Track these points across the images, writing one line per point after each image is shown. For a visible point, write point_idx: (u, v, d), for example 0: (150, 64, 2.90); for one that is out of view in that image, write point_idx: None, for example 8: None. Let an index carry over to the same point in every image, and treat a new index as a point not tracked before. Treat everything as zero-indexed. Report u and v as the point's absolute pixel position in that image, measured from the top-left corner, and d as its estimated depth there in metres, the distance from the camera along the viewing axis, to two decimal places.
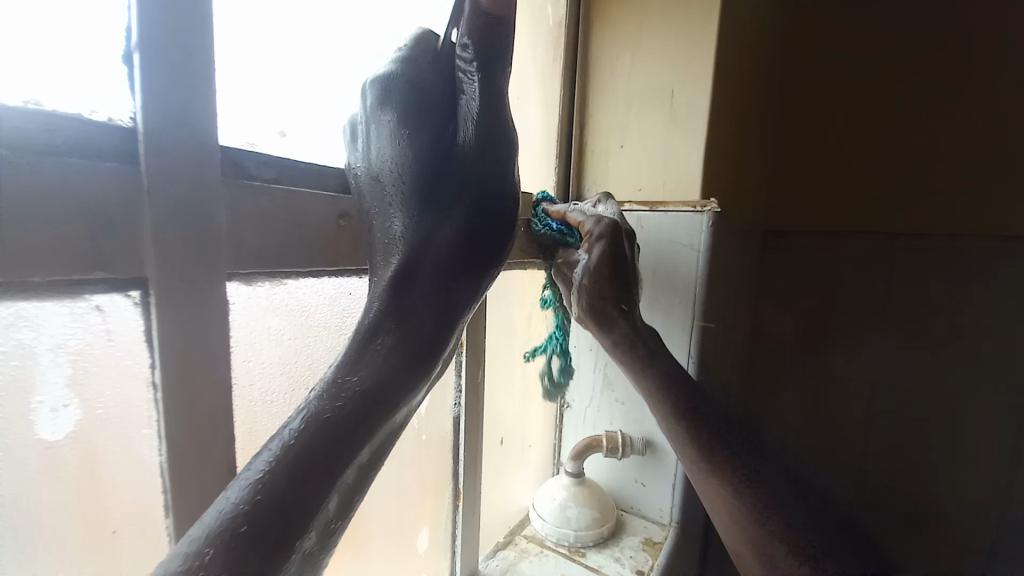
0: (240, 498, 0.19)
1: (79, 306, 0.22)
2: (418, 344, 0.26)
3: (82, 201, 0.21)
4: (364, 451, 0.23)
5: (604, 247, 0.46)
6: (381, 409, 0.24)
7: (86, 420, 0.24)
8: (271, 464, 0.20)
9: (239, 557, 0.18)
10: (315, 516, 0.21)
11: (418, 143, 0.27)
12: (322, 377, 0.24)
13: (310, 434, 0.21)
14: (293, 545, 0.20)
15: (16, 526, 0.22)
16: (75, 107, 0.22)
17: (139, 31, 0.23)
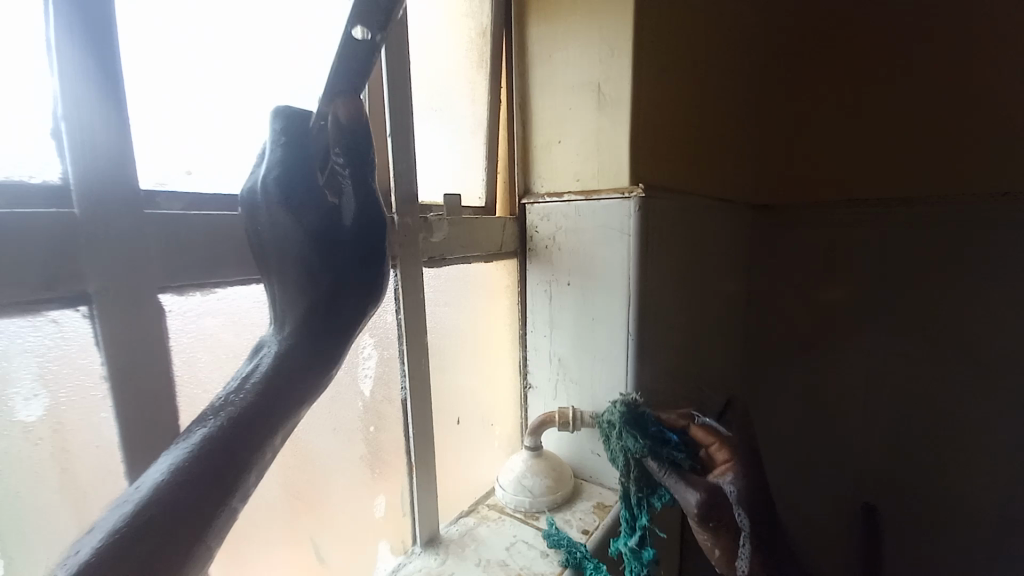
0: (166, 479, 0.28)
1: (39, 319, 0.29)
2: (309, 361, 0.35)
3: (36, 237, 0.27)
4: (267, 441, 0.32)
5: (744, 473, 0.56)
6: (278, 410, 0.33)
7: (60, 406, 0.31)
8: (191, 453, 0.29)
9: (168, 518, 0.27)
10: (225, 492, 0.29)
11: (305, 215, 0.35)
12: (225, 390, 0.32)
13: (222, 432, 0.30)
14: (211, 508, 0.29)
15: (7, 486, 0.29)
16: (14, 173, 0.28)
17: (60, 114, 0.30)
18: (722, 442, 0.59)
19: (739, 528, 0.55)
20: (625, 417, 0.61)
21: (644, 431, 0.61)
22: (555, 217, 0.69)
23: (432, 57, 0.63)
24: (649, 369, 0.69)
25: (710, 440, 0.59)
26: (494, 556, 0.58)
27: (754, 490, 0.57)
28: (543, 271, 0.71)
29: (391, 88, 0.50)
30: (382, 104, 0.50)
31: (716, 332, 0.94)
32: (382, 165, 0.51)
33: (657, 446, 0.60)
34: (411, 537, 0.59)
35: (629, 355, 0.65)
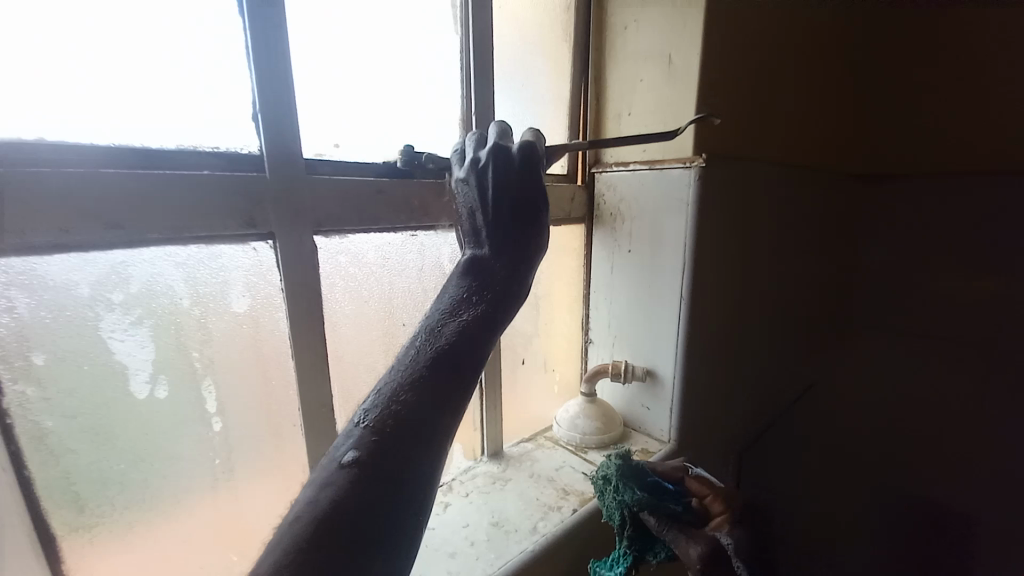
0: (379, 412, 0.34)
1: (246, 246, 0.45)
2: (484, 318, 0.39)
3: (242, 190, 0.43)
4: (457, 388, 0.36)
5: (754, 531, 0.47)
6: (454, 365, 0.36)
7: (256, 307, 0.47)
8: (397, 391, 0.34)
9: (385, 441, 0.32)
10: (426, 426, 0.33)
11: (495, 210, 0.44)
12: (416, 332, 0.38)
13: (419, 371, 0.35)
14: (415, 439, 0.33)
15: (226, 352, 0.46)
16: (235, 145, 0.45)
17: (258, 107, 0.44)
18: (719, 493, 0.51)
19: None
20: (620, 470, 0.55)
21: (641, 484, 0.55)
22: (621, 186, 0.75)
23: (515, 38, 0.71)
24: (701, 331, 0.73)
25: (705, 490, 0.52)
26: (544, 472, 0.69)
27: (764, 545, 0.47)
28: (607, 237, 0.78)
29: (477, 71, 0.60)
30: (468, 87, 0.60)
31: (780, 306, 0.95)
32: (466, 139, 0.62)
33: (654, 501, 0.53)
34: (480, 448, 0.73)
35: (680, 316, 0.70)
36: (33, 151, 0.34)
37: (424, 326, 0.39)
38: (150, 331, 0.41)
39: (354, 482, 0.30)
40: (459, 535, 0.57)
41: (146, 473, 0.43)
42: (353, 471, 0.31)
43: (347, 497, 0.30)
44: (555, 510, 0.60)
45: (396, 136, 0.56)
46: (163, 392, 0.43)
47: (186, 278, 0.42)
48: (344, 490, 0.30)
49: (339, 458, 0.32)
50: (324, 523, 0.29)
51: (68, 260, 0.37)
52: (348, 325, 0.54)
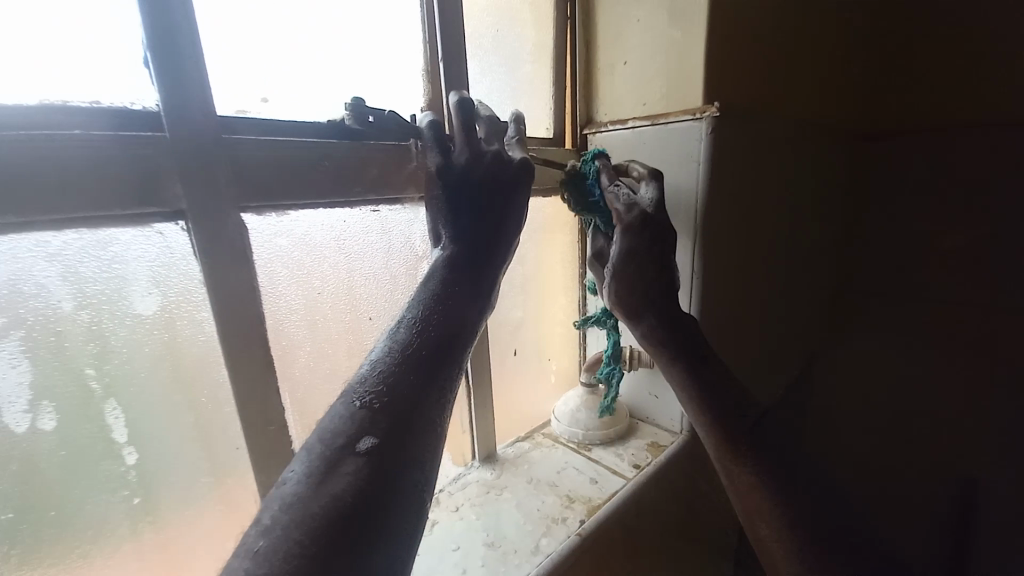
0: (360, 400, 0.32)
1: (147, 230, 0.35)
2: (465, 302, 0.38)
3: (134, 158, 0.32)
4: (447, 373, 0.35)
5: (630, 237, 0.52)
6: (440, 348, 0.35)
7: (169, 308, 0.37)
8: (376, 380, 0.32)
9: (371, 427, 0.30)
10: (416, 411, 0.32)
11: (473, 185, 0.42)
12: (388, 331, 0.36)
13: (398, 356, 0.34)
14: (405, 424, 0.31)
15: (134, 365, 0.36)
16: (124, 100, 0.34)
17: (147, 46, 0.33)
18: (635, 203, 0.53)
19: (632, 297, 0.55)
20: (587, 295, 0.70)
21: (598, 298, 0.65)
22: (618, 147, 0.65)
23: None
24: (715, 310, 0.65)
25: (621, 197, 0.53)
26: (544, 476, 0.61)
27: (646, 262, 0.53)
28: None
29: (441, 4, 0.49)
30: (432, 28, 0.49)
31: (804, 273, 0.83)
32: (434, 92, 0.51)
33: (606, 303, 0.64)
34: (470, 453, 0.64)
35: (691, 292, 0.62)
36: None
37: (393, 325, 0.36)
38: (19, 346, 0.32)
39: (352, 477, 0.28)
40: (448, 563, 0.48)
41: (37, 525, 0.34)
42: (350, 466, 0.28)
43: (351, 487, 0.27)
44: (560, 524, 0.52)
45: (344, 89, 0.46)
46: (49, 423, 0.34)
47: (65, 275, 0.32)
48: (346, 482, 0.28)
49: (325, 459, 0.29)
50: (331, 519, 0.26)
51: None
52: (300, 324, 0.45)
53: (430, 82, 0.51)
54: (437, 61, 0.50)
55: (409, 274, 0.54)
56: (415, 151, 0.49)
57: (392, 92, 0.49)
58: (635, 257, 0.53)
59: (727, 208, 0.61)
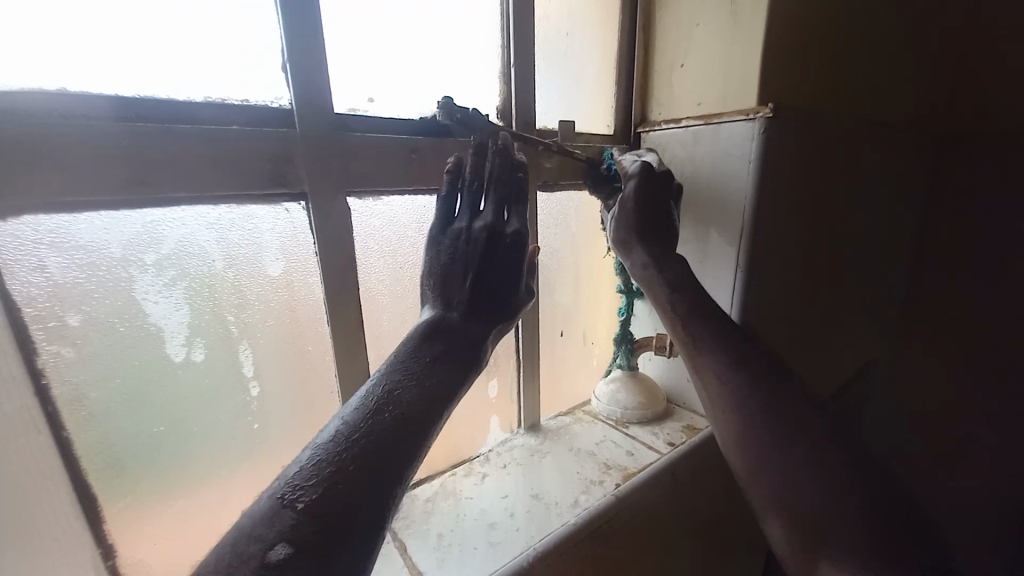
0: (298, 491, 0.30)
1: (278, 208, 0.43)
2: (432, 390, 0.37)
3: (272, 147, 0.41)
4: (399, 469, 0.33)
5: (639, 176, 0.60)
6: (395, 438, 0.33)
7: (290, 271, 0.45)
8: (316, 469, 0.31)
9: (301, 527, 0.28)
10: (355, 511, 0.30)
11: (477, 232, 0.45)
12: (341, 409, 0.35)
13: (347, 442, 0.32)
14: (340, 526, 0.29)
15: (263, 316, 0.45)
16: (267, 99, 0.42)
17: (288, 55, 0.41)
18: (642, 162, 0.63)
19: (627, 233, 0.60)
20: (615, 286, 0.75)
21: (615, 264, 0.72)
22: (672, 145, 0.69)
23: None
24: (760, 304, 0.67)
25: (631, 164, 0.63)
26: (584, 446, 0.67)
27: (647, 198, 0.59)
28: None
29: (517, 13, 0.54)
30: (508, 33, 0.55)
31: None
32: (507, 92, 0.57)
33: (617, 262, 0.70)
34: (517, 420, 0.71)
35: (736, 287, 0.65)
36: (48, 102, 0.32)
37: (377, 377, 0.37)
38: (184, 293, 0.41)
39: (295, 534, 0.28)
40: (497, 506, 0.55)
41: (184, 437, 0.44)
42: (299, 520, 0.29)
43: (295, 544, 0.28)
44: (597, 485, 0.58)
45: (431, 91, 0.52)
46: (200, 355, 0.43)
47: (218, 240, 0.41)
48: (289, 538, 0.28)
49: (279, 506, 0.29)
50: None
51: (100, 218, 0.36)
52: (385, 293, 0.53)
53: (505, 82, 0.56)
54: (510, 65, 0.55)
55: None
56: None
57: (471, 91, 0.55)
58: (637, 194, 0.59)
59: (776, 206, 0.64)
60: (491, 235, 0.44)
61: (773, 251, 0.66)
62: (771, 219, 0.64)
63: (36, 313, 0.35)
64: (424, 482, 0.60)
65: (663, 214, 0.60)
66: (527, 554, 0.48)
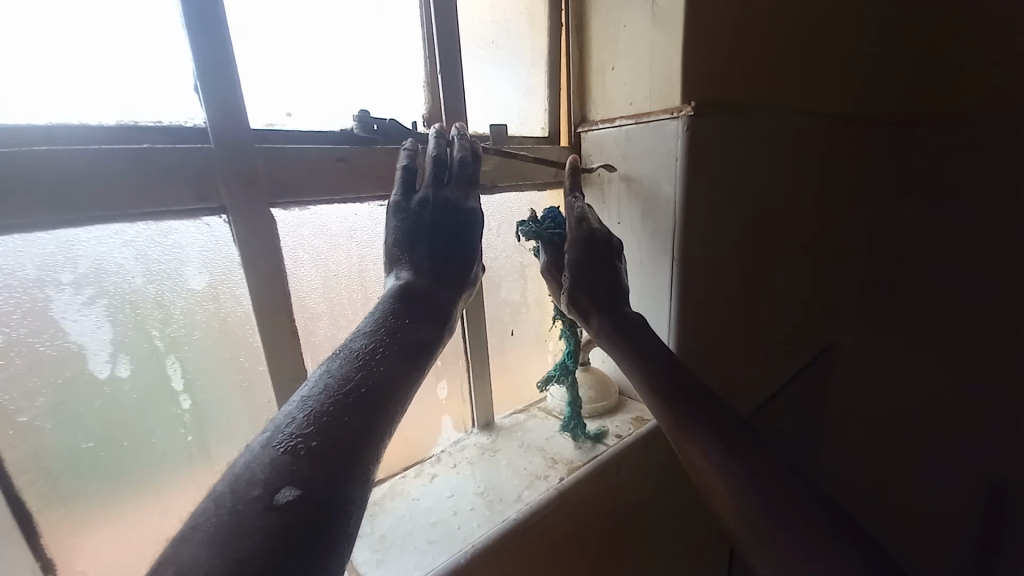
0: (292, 439, 0.30)
1: (198, 222, 0.44)
2: (411, 342, 0.39)
3: (186, 164, 0.41)
4: (389, 411, 0.34)
5: (580, 245, 0.59)
6: (383, 386, 0.35)
7: (215, 283, 0.46)
8: (309, 416, 0.31)
9: (302, 468, 0.29)
10: (352, 450, 0.31)
11: (442, 200, 0.47)
12: (323, 364, 0.35)
13: (337, 390, 0.33)
14: (343, 463, 0.30)
15: (191, 329, 0.46)
16: (181, 118, 0.43)
17: (198, 77, 0.42)
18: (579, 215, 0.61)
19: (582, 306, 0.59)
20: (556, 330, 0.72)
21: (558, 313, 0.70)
22: (608, 145, 0.71)
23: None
24: (697, 296, 0.69)
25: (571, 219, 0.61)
26: (534, 442, 0.68)
27: (591, 265, 0.59)
28: (596, 199, 0.76)
29: (441, 23, 0.55)
30: (432, 43, 0.56)
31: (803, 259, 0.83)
32: (433, 101, 0.58)
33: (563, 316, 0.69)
34: (470, 420, 0.72)
35: (673, 280, 0.67)
36: None
37: (353, 338, 0.37)
38: (105, 311, 0.41)
39: (298, 477, 0.28)
40: (444, 505, 0.57)
41: (114, 453, 0.44)
42: (299, 465, 0.29)
43: (300, 485, 0.28)
44: (542, 479, 0.60)
45: (359, 102, 0.53)
46: (126, 370, 0.43)
47: (137, 257, 0.42)
48: (293, 480, 0.28)
49: (274, 454, 0.29)
50: (276, 517, 0.26)
51: (12, 240, 0.36)
52: (320, 301, 0.54)
53: (432, 91, 0.58)
54: (437, 73, 0.57)
55: None
56: None
57: (397, 102, 0.56)
58: (584, 264, 0.59)
59: (708, 199, 0.65)
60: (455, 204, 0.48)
61: (708, 243, 0.68)
62: (703, 212, 0.65)
63: None
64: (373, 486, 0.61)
65: (614, 275, 0.59)
66: (465, 550, 0.49)
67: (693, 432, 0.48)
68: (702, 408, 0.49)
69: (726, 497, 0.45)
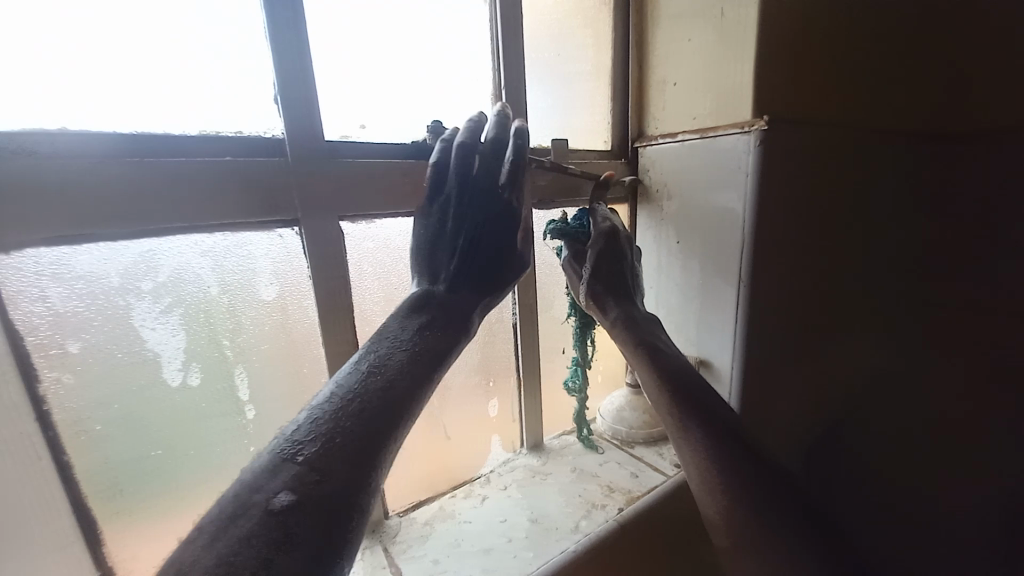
0: (300, 447, 0.29)
1: (272, 234, 0.44)
2: (432, 351, 0.37)
3: (263, 177, 0.42)
4: (400, 422, 0.33)
5: (603, 243, 0.55)
6: (399, 395, 0.33)
7: (283, 294, 0.46)
8: (321, 423, 0.31)
9: (304, 478, 0.28)
10: (357, 461, 0.30)
11: (475, 188, 0.43)
12: (340, 369, 0.34)
13: (353, 397, 0.32)
14: (347, 472, 0.29)
15: (258, 340, 0.46)
16: (262, 130, 0.43)
17: (278, 95, 0.43)
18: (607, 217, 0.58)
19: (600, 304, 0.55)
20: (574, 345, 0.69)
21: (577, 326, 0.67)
22: (668, 160, 0.68)
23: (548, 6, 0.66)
24: (764, 320, 0.64)
25: (601, 218, 0.58)
26: (587, 467, 0.65)
27: (608, 263, 0.55)
28: (653, 215, 0.73)
29: (505, 38, 0.55)
30: (497, 58, 0.56)
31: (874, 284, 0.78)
32: (497, 115, 0.58)
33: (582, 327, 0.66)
34: (519, 440, 0.70)
35: (739, 302, 0.63)
36: (72, 144, 0.34)
37: (373, 343, 0.36)
38: (180, 320, 0.42)
39: (300, 486, 0.28)
40: (497, 531, 0.54)
41: (179, 461, 0.44)
42: (300, 474, 0.28)
43: (297, 493, 0.27)
44: (599, 509, 0.57)
45: (426, 116, 0.53)
46: (196, 380, 0.44)
47: (213, 267, 0.42)
48: (289, 487, 0.28)
49: (280, 461, 0.29)
50: (265, 523, 0.26)
51: (100, 250, 0.37)
52: (380, 314, 0.53)
53: (495, 105, 0.57)
54: (501, 87, 0.56)
55: None
56: None
57: (460, 116, 0.56)
58: (606, 259, 0.55)
59: (778, 217, 0.61)
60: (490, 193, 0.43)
61: (777, 264, 0.64)
62: (772, 231, 0.61)
63: (39, 341, 0.36)
64: (423, 505, 0.59)
65: (625, 275, 0.57)
66: None
67: (707, 452, 0.42)
68: (707, 410, 0.44)
69: (731, 520, 0.40)
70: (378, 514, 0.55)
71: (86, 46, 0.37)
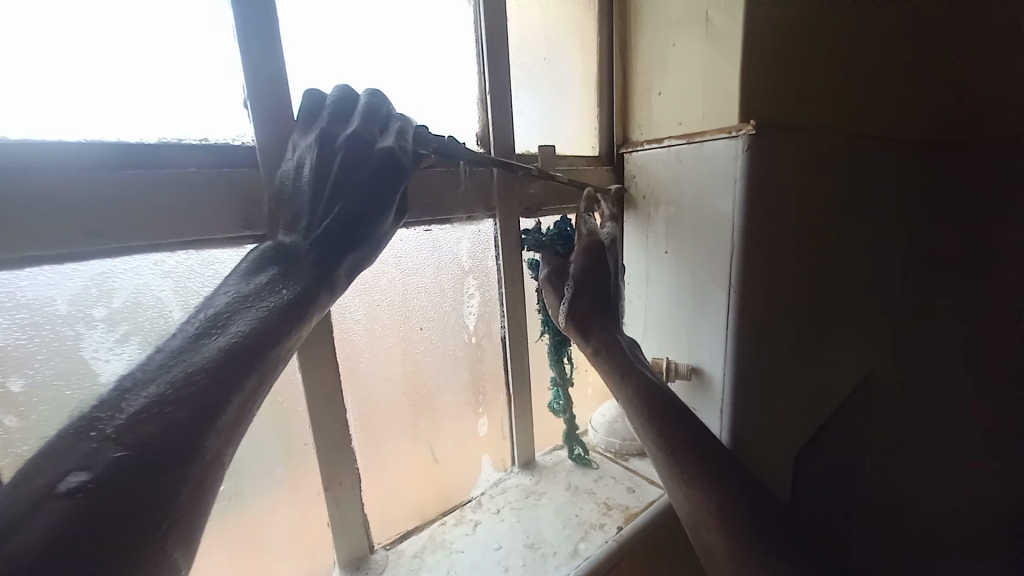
0: (117, 421, 0.24)
1: (243, 251, 0.41)
2: (289, 312, 0.32)
3: (232, 188, 0.38)
4: (245, 393, 0.28)
5: (588, 256, 0.53)
6: (241, 362, 0.29)
7: None
8: (148, 394, 0.25)
9: (112, 458, 0.23)
10: (188, 439, 0.25)
11: (333, 157, 0.37)
12: (175, 330, 0.28)
13: (190, 367, 0.27)
14: (178, 454, 0.25)
15: None
16: (230, 136, 0.40)
17: (248, 99, 0.39)
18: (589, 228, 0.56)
19: (583, 318, 0.52)
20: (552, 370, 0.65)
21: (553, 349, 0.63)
22: (655, 167, 0.68)
23: (533, 9, 0.65)
24: (754, 328, 0.64)
25: (583, 228, 0.56)
26: (582, 484, 0.63)
27: (593, 277, 0.52)
28: (641, 222, 0.72)
29: (491, 43, 0.53)
30: (483, 63, 0.54)
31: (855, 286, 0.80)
32: (483, 122, 0.56)
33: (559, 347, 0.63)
34: (510, 458, 0.67)
35: (731, 308, 0.62)
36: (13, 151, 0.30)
37: (210, 298, 0.31)
38: (138, 348, 0.38)
39: (101, 466, 0.23)
40: (491, 560, 0.51)
41: None
42: (105, 450, 0.23)
43: (98, 467, 0.23)
44: (598, 529, 0.54)
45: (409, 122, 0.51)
46: None
47: (176, 289, 0.39)
48: (88, 462, 0.23)
49: (75, 437, 0.23)
50: (58, 508, 0.21)
51: (43, 274, 0.33)
52: (363, 332, 0.50)
53: (482, 111, 0.55)
54: (487, 93, 0.54)
55: (456, 288, 0.58)
56: (464, 176, 0.53)
57: (445, 122, 0.53)
58: (590, 274, 0.52)
59: (766, 222, 0.61)
60: (353, 158, 0.37)
61: (766, 270, 0.63)
62: (761, 237, 0.61)
63: None
64: (412, 534, 0.56)
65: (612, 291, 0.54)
66: None
67: (691, 478, 0.42)
68: (687, 429, 0.44)
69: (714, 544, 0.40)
70: (363, 548, 0.51)
71: (20, 43, 0.32)
